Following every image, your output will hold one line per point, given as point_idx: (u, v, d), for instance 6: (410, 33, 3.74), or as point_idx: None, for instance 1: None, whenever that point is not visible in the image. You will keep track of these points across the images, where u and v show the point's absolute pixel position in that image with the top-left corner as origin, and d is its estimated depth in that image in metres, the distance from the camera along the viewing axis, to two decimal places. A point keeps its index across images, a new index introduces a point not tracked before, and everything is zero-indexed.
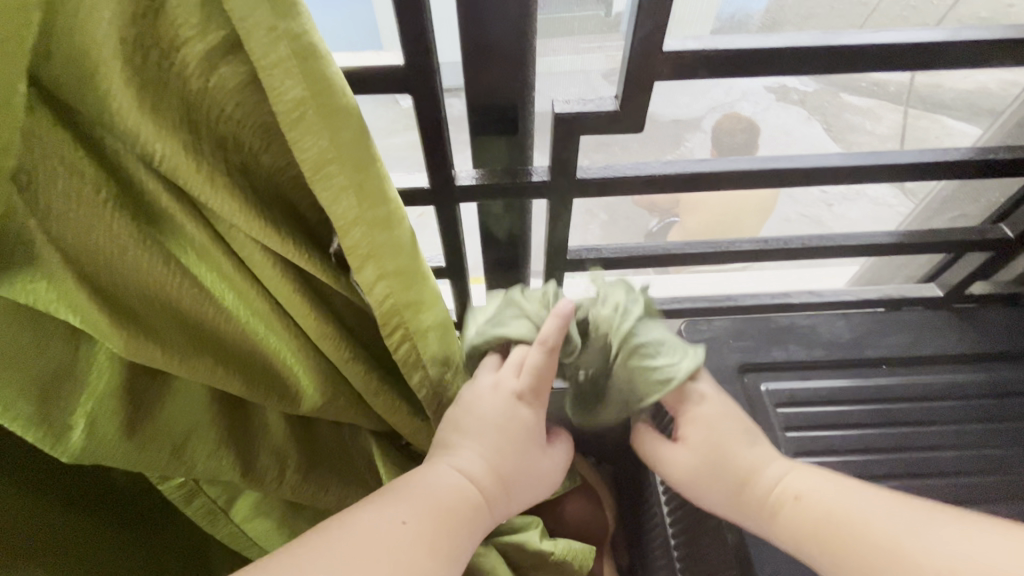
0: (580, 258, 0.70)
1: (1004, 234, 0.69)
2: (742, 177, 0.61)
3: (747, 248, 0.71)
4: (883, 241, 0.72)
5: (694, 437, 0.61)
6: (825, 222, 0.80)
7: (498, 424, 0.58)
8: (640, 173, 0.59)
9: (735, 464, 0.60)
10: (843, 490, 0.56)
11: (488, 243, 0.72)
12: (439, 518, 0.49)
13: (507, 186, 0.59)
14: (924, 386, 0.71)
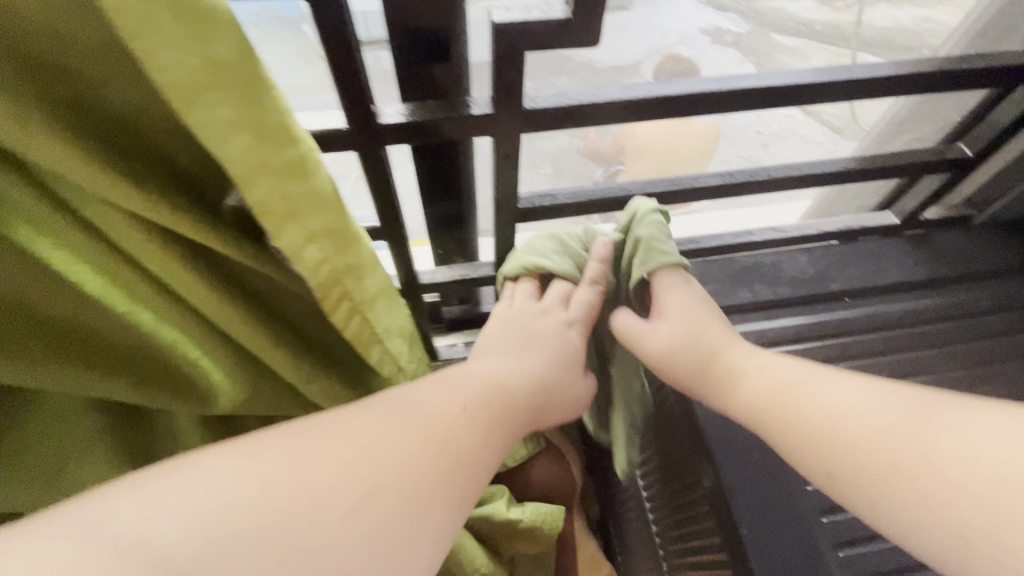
0: (531, 207, 0.63)
1: (962, 153, 0.67)
2: (709, 102, 0.54)
3: (714, 184, 0.65)
4: (847, 167, 0.66)
5: (674, 311, 0.61)
6: (760, 160, 0.78)
7: (545, 347, 0.58)
8: (595, 101, 0.51)
9: (701, 347, 0.59)
10: (808, 375, 0.54)
11: (427, 196, 0.63)
12: (469, 421, 0.45)
13: (443, 122, 0.50)
14: (890, 315, 0.70)
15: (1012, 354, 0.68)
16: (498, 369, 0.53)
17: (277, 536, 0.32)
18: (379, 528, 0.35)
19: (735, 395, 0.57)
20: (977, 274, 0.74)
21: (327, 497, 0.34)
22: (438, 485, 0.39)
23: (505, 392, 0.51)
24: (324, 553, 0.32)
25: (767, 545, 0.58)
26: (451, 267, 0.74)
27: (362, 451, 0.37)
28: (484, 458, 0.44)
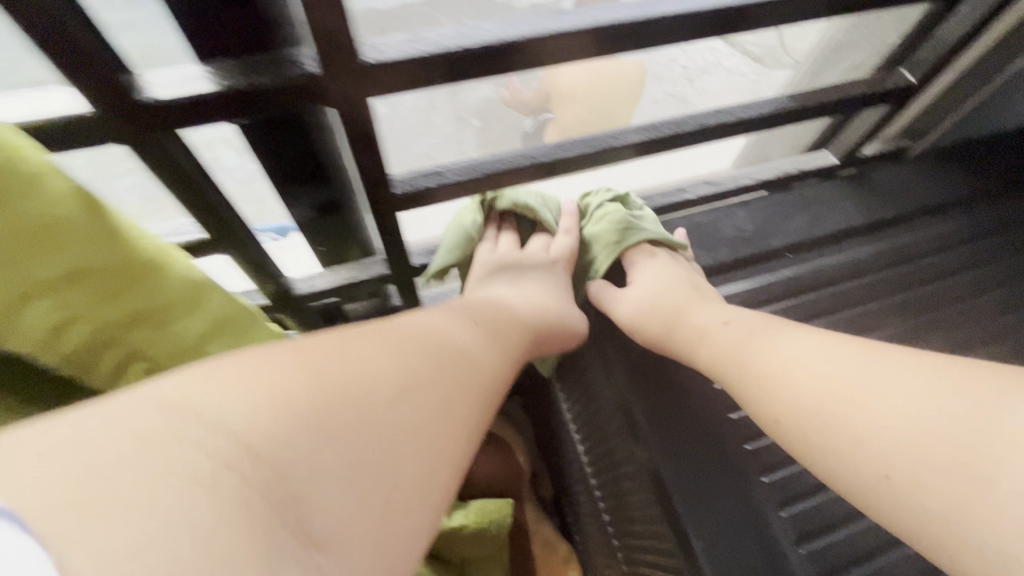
0: (412, 188, 0.47)
1: (905, 80, 0.60)
2: (624, 36, 0.42)
3: (634, 141, 0.50)
4: (781, 106, 0.57)
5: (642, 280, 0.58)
6: (690, 100, 0.66)
7: (535, 283, 0.57)
8: (465, 47, 0.38)
9: (679, 300, 0.54)
10: (764, 324, 0.47)
11: (279, 185, 0.45)
12: (481, 345, 0.44)
13: (265, 91, 0.35)
14: (831, 269, 0.65)
15: (953, 299, 0.64)
16: (501, 306, 0.52)
17: (332, 425, 0.28)
18: (419, 426, 0.33)
19: (702, 353, 0.50)
20: (915, 213, 0.70)
21: (369, 396, 0.31)
22: (461, 390, 0.38)
23: (511, 321, 0.50)
24: (368, 453, 0.29)
25: (723, 553, 0.47)
26: (333, 269, 0.58)
27: (395, 358, 0.35)
28: (497, 372, 0.44)
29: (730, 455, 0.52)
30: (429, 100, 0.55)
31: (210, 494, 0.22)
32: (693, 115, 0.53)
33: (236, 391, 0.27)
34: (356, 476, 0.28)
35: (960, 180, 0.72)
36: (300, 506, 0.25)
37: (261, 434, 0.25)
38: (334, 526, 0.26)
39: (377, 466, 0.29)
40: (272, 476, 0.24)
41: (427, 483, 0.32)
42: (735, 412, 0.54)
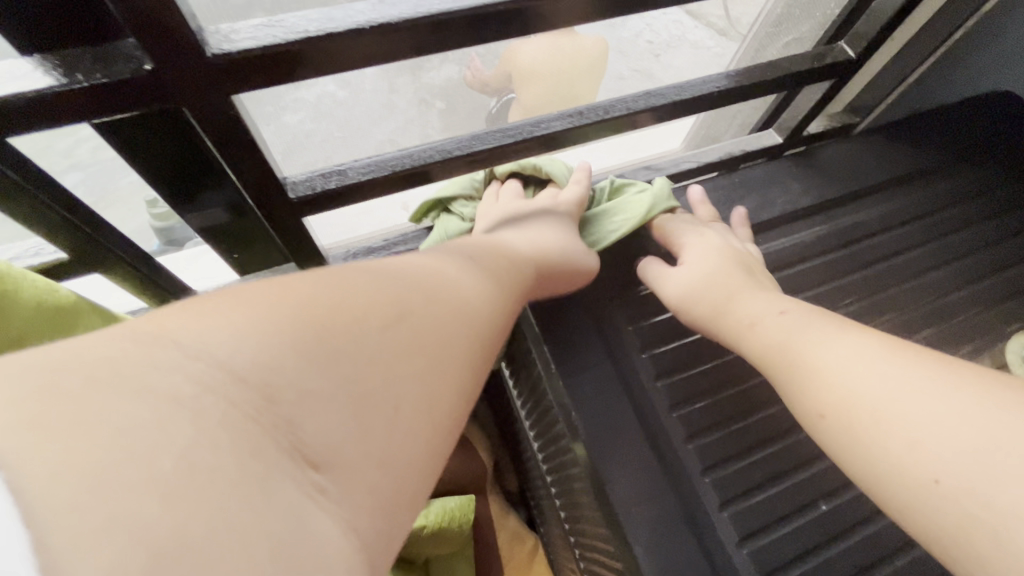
0: (310, 183, 0.42)
1: (846, 54, 0.57)
2: (542, 21, 0.35)
3: (559, 129, 0.46)
4: (722, 87, 0.52)
5: (695, 258, 0.54)
6: (657, 76, 0.67)
7: (547, 226, 0.53)
8: (331, 34, 0.30)
9: (732, 286, 0.51)
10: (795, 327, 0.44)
11: (169, 196, 0.41)
12: (494, 280, 0.40)
13: (84, 89, 0.28)
14: (774, 255, 0.63)
15: (892, 282, 0.64)
16: (517, 246, 0.48)
17: (334, 349, 0.24)
18: (427, 354, 0.29)
19: (750, 341, 0.47)
20: (861, 192, 0.68)
21: (375, 317, 0.27)
22: (475, 333, 0.34)
23: (522, 258, 0.46)
24: (378, 368, 0.26)
25: (665, 558, 0.46)
26: (240, 280, 0.53)
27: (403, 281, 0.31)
28: (507, 306, 0.40)
29: (671, 455, 0.50)
30: (355, 96, 0.51)
31: (195, 415, 0.19)
32: (622, 98, 0.49)
33: (225, 314, 0.23)
34: (360, 406, 0.24)
35: (906, 156, 0.70)
36: (293, 430, 0.21)
37: (250, 356, 0.22)
38: (339, 450, 0.22)
39: (388, 387, 0.26)
40: (260, 400, 0.21)
41: (440, 421, 0.28)
42: (677, 409, 0.52)
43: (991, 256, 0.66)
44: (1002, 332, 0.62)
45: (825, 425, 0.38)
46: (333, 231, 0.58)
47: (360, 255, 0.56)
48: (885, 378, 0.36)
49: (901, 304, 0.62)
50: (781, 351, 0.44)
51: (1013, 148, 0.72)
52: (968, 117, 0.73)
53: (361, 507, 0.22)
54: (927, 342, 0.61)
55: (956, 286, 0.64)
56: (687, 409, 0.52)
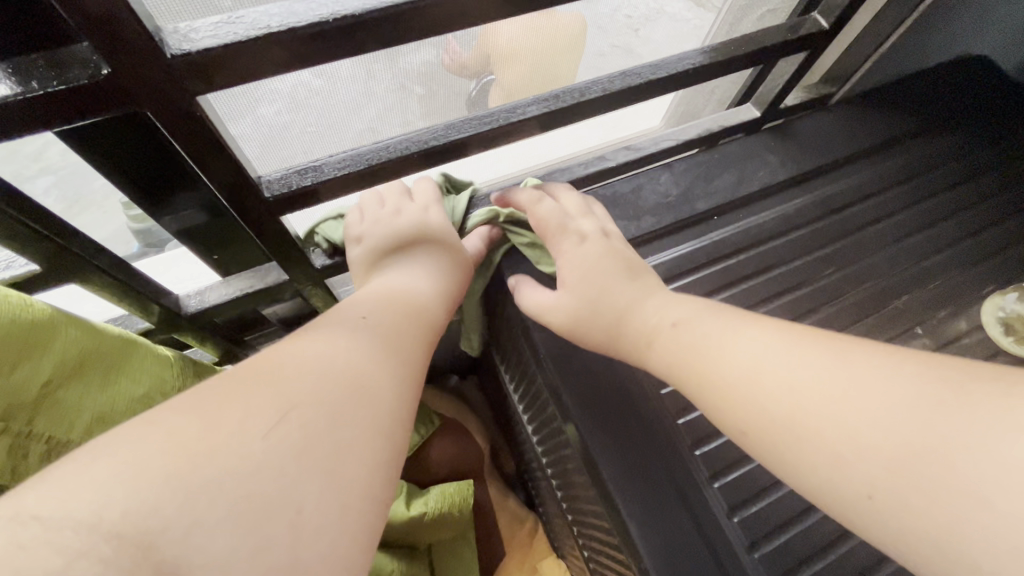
0: (285, 180, 0.41)
1: (819, 25, 0.57)
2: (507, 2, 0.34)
3: (533, 114, 0.46)
4: (696, 64, 0.52)
5: (572, 276, 0.53)
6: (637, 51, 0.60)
7: (442, 251, 0.54)
8: (294, 27, 0.29)
9: (620, 300, 0.50)
10: (728, 333, 0.42)
11: (145, 203, 0.41)
12: (382, 334, 0.42)
13: (46, 99, 0.28)
14: (755, 230, 0.64)
15: (871, 251, 0.65)
16: (415, 283, 0.49)
17: (214, 470, 0.28)
18: (320, 436, 0.32)
19: (651, 360, 0.47)
20: (839, 163, 0.68)
21: (249, 425, 0.31)
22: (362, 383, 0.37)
23: (420, 298, 0.48)
24: (242, 481, 0.28)
25: (660, 534, 0.47)
26: (225, 282, 0.52)
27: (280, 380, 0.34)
28: (414, 353, 0.43)
29: (663, 432, 0.51)
30: (334, 85, 0.45)
31: None
32: (596, 79, 0.48)
33: (89, 476, 0.26)
34: (249, 516, 0.28)
35: (882, 124, 0.71)
36: (178, 569, 0.25)
37: (119, 509, 0.25)
38: (225, 571, 0.26)
39: (267, 486, 0.29)
40: (139, 548, 0.25)
41: (358, 485, 0.32)
42: (664, 387, 0.53)
43: (967, 219, 0.67)
44: (979, 292, 0.63)
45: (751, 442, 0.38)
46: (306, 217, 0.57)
47: (346, 252, 0.56)
48: (823, 367, 0.36)
49: (881, 272, 0.64)
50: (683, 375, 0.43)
51: (984, 110, 0.73)
52: (941, 82, 0.74)
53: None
54: (906, 307, 0.62)
55: (934, 250, 0.65)
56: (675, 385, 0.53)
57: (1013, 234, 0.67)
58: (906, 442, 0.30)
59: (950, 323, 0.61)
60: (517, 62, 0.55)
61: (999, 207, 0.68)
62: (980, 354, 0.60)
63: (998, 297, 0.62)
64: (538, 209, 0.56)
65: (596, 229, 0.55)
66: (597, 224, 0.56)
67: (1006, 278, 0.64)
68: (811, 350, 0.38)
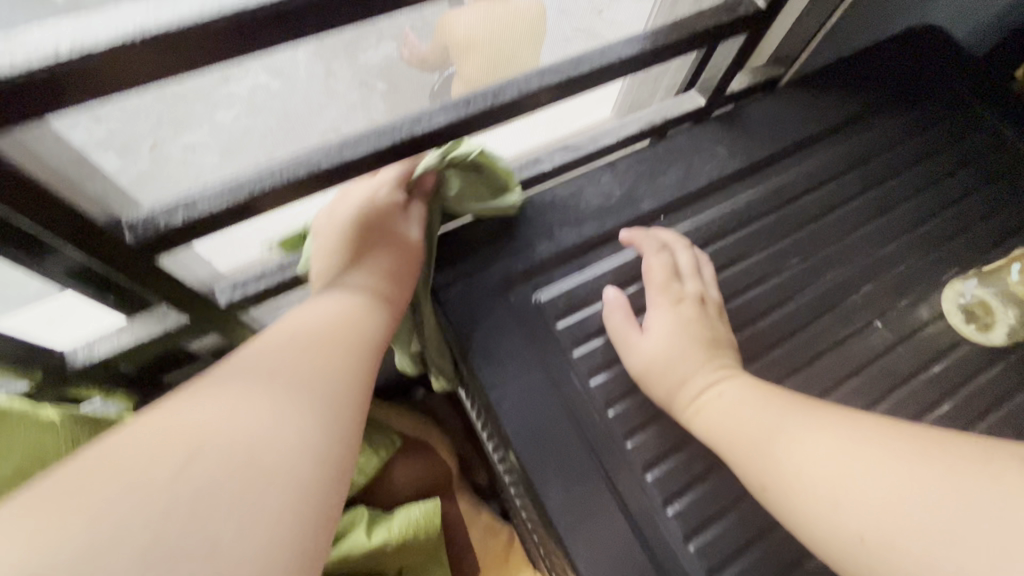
0: (150, 221, 0.37)
1: (756, 5, 0.53)
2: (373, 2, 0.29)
3: (442, 123, 0.42)
4: (626, 56, 0.47)
5: (660, 326, 0.49)
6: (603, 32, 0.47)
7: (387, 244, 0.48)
8: (87, 48, 0.24)
9: (702, 365, 0.46)
10: (787, 413, 0.42)
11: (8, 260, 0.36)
12: (296, 373, 0.39)
13: None
14: (705, 228, 0.60)
15: (830, 240, 0.62)
16: (349, 293, 0.45)
17: (125, 511, 0.29)
18: (232, 481, 0.32)
19: (704, 417, 0.45)
20: (792, 149, 0.65)
21: (161, 474, 0.31)
22: (278, 417, 0.36)
23: (360, 310, 0.45)
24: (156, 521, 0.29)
25: (609, 568, 0.44)
26: (117, 331, 0.48)
27: (199, 423, 0.34)
28: (348, 376, 0.41)
29: (612, 456, 0.48)
30: (290, 88, 0.38)
31: None
32: (513, 79, 0.44)
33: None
34: (160, 555, 0.28)
35: (836, 104, 0.67)
36: None
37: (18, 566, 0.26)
38: None
39: (183, 527, 0.29)
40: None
41: (279, 523, 0.32)
42: (612, 407, 0.49)
43: (926, 200, 0.64)
44: (940, 278, 0.60)
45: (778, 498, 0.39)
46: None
47: (254, 286, 0.51)
48: (878, 456, 0.36)
49: (840, 262, 0.61)
50: (725, 431, 0.43)
51: (940, 82, 0.70)
52: (894, 56, 0.71)
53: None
54: (867, 299, 0.59)
55: (893, 235, 0.62)
56: (623, 404, 0.49)
57: (974, 213, 0.64)
58: (938, 526, 0.32)
59: (911, 313, 0.59)
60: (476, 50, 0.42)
61: (961, 185, 0.65)
62: (942, 345, 0.57)
63: (958, 283, 0.59)
64: (652, 259, 0.52)
65: (697, 294, 0.50)
66: (702, 288, 0.51)
67: (967, 261, 0.62)
68: (871, 438, 0.37)
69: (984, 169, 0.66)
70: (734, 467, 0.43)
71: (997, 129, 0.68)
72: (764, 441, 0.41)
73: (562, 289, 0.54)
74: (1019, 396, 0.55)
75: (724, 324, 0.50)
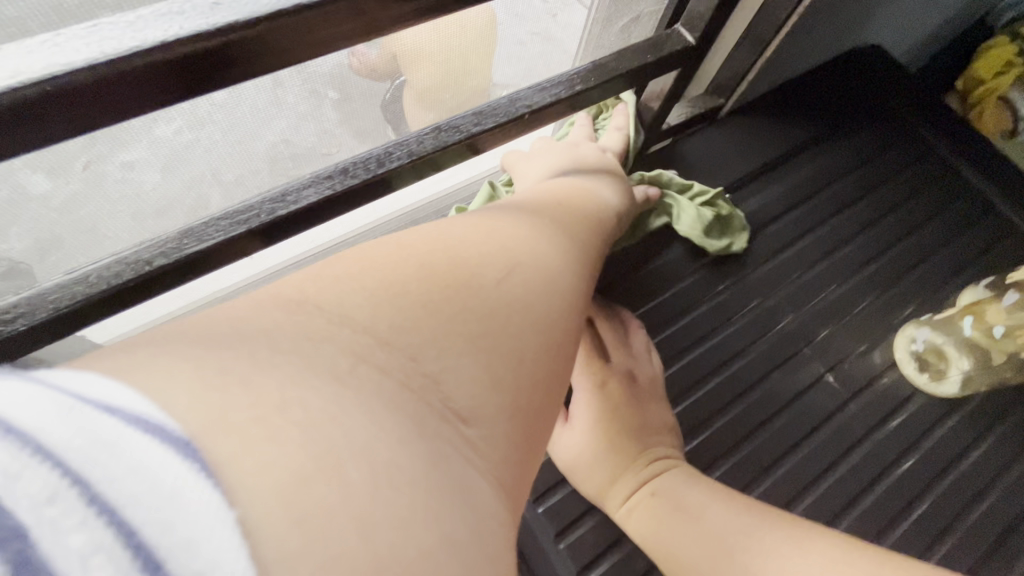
0: None
1: (684, 40, 0.48)
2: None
3: (312, 202, 0.37)
4: (537, 104, 0.42)
5: (587, 411, 0.43)
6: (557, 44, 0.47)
7: (609, 171, 0.49)
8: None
9: (631, 456, 0.41)
10: (731, 526, 0.36)
11: None
12: (558, 220, 0.37)
13: None
14: (643, 282, 0.56)
15: (780, 284, 0.58)
16: (569, 181, 0.44)
17: (428, 329, 0.24)
18: (525, 328, 0.27)
19: (640, 523, 0.39)
20: (733, 186, 0.61)
21: (483, 283, 0.27)
22: (556, 280, 0.31)
23: (581, 191, 0.43)
24: (456, 341, 0.24)
25: None
26: None
27: (461, 252, 0.28)
28: (593, 243, 0.38)
29: (540, 563, 0.41)
30: (237, 102, 0.34)
31: (354, 390, 0.20)
32: (400, 141, 0.39)
33: (223, 351, 0.19)
34: (481, 355, 0.25)
35: (778, 135, 0.64)
36: (437, 389, 0.23)
37: (368, 331, 0.23)
38: (472, 400, 0.24)
39: (503, 339, 0.26)
40: (405, 361, 0.22)
41: (546, 365, 0.27)
42: (541, 503, 0.43)
43: (877, 234, 0.61)
44: (892, 321, 0.57)
45: None
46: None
47: None
48: None
49: (790, 307, 0.57)
50: (664, 544, 0.38)
51: (886, 106, 0.68)
52: (836, 80, 0.67)
53: (501, 455, 0.24)
54: (818, 348, 0.55)
55: (844, 275, 0.59)
56: (553, 498, 0.43)
57: (926, 246, 0.61)
58: None
59: (865, 360, 0.55)
60: (428, 63, 0.41)
61: (912, 216, 0.62)
62: (897, 396, 0.53)
63: (909, 328, 0.55)
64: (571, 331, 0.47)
65: (625, 369, 0.45)
66: (630, 360, 0.45)
67: (919, 301, 0.58)
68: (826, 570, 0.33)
69: (936, 200, 0.64)
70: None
71: (941, 153, 0.66)
72: (706, 561, 0.36)
73: None
74: (979, 445, 0.52)
75: (659, 402, 0.44)
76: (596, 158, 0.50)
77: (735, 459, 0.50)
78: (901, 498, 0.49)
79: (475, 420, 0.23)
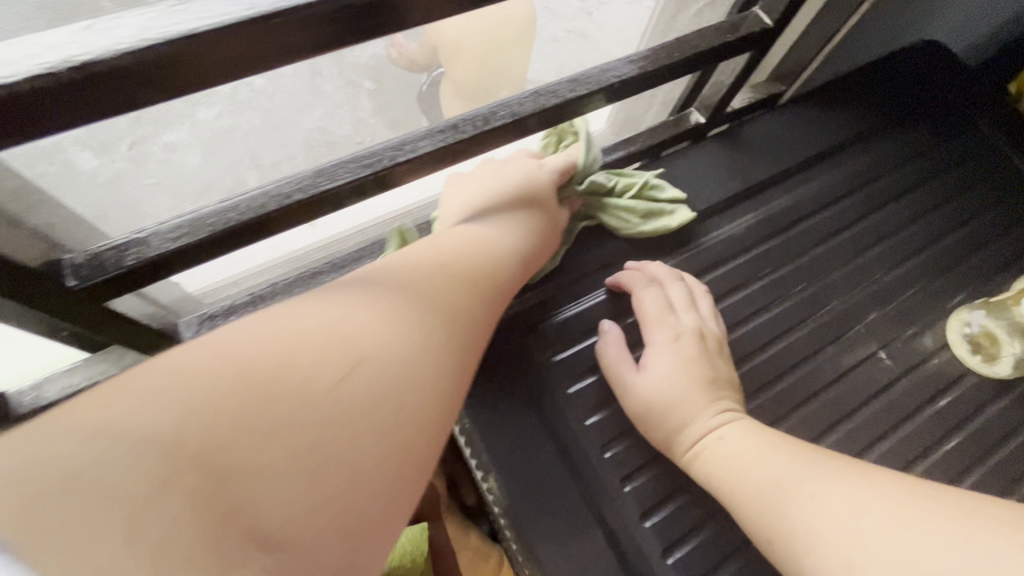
0: (96, 263, 0.37)
1: (760, 22, 0.50)
2: (327, 28, 0.28)
3: (427, 149, 0.41)
4: (622, 76, 0.45)
5: (658, 364, 0.47)
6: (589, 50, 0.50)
7: (534, 214, 0.50)
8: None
9: (698, 405, 0.44)
10: (794, 468, 0.39)
11: None
12: (438, 291, 0.38)
13: None
14: (704, 255, 0.58)
15: (836, 264, 0.60)
16: (475, 228, 0.46)
17: (253, 442, 0.26)
18: (363, 437, 0.29)
19: (706, 464, 0.42)
20: (792, 170, 0.63)
21: (319, 386, 0.29)
22: (409, 376, 0.33)
23: (482, 250, 0.44)
24: (280, 454, 0.27)
25: None
26: (72, 370, 0.46)
27: (299, 350, 0.30)
28: (480, 310, 0.40)
29: (606, 503, 0.45)
30: (277, 88, 0.35)
31: (159, 514, 0.22)
32: (504, 102, 0.43)
33: (31, 475, 0.22)
34: (305, 466, 0.27)
35: (838, 122, 0.65)
36: (246, 512, 0.25)
37: (191, 443, 0.25)
38: (284, 520, 0.26)
39: (337, 445, 0.28)
40: (212, 484, 0.24)
41: (381, 472, 0.30)
42: (609, 448, 0.46)
43: (932, 223, 0.63)
44: (945, 305, 0.59)
45: (773, 552, 0.38)
46: (216, 292, 0.53)
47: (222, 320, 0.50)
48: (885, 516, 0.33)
49: (845, 287, 0.59)
50: (729, 485, 0.41)
51: (947, 99, 0.69)
52: (897, 72, 0.69)
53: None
54: (871, 328, 0.57)
55: (899, 259, 0.60)
56: (619, 446, 0.47)
57: (981, 236, 0.62)
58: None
59: (916, 342, 0.57)
60: (468, 52, 0.44)
61: (969, 206, 0.64)
62: (949, 375, 0.55)
63: (963, 312, 0.57)
64: (641, 293, 0.50)
65: (695, 328, 0.48)
66: (698, 321, 0.48)
67: (973, 288, 0.60)
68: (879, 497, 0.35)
69: (994, 193, 0.65)
70: (737, 518, 0.41)
71: (1000, 148, 0.67)
72: (768, 498, 0.39)
73: (558, 321, 0.51)
74: None
75: (725, 361, 0.47)
76: (530, 192, 0.51)
77: (790, 424, 0.52)
78: (950, 470, 0.51)
79: (287, 541, 0.25)
